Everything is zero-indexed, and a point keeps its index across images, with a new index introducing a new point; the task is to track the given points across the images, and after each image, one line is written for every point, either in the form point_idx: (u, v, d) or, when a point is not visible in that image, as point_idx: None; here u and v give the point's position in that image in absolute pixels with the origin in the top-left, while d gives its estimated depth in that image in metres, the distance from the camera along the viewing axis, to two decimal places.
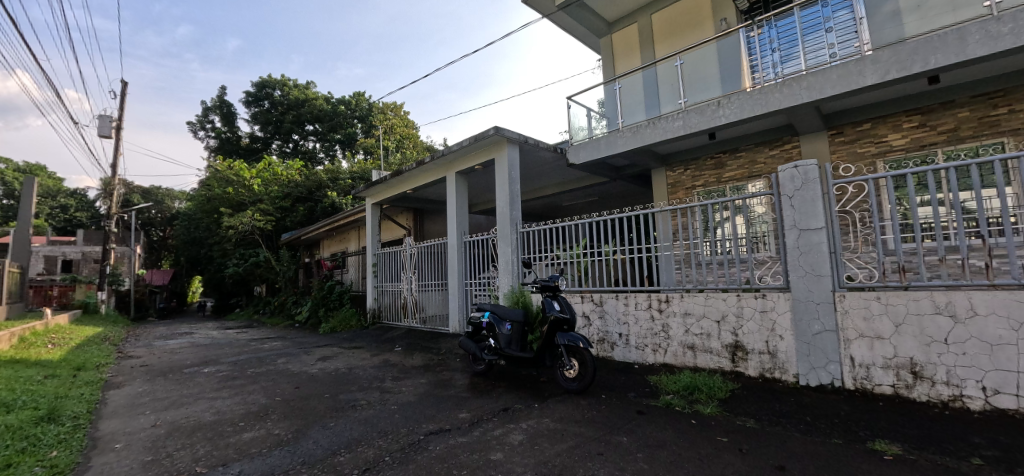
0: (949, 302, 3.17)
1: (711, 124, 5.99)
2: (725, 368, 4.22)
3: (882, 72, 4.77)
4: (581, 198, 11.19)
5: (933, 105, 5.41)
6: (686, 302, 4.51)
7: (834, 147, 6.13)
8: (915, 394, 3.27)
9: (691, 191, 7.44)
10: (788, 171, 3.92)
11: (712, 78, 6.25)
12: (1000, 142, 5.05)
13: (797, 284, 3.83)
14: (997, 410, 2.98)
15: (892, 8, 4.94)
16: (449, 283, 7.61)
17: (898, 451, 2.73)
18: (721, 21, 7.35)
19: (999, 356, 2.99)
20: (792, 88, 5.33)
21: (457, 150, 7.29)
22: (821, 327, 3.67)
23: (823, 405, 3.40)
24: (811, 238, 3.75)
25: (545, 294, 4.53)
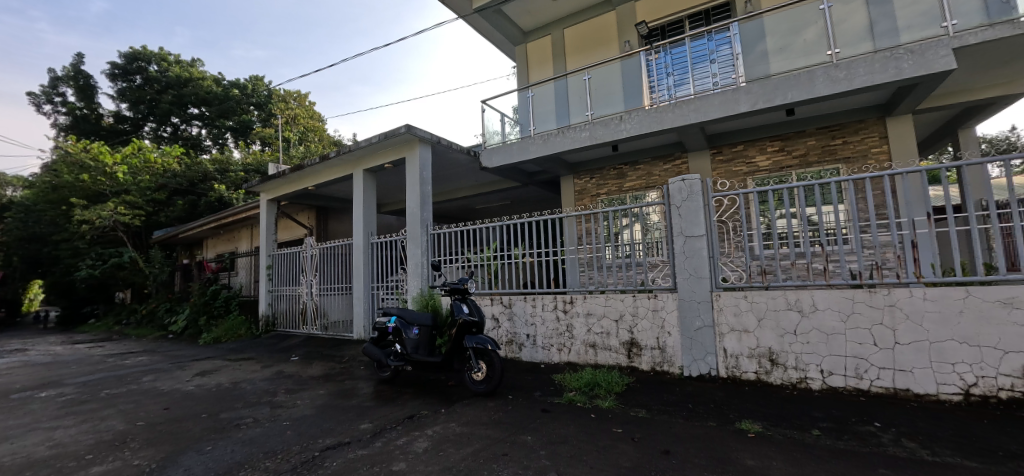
0: (798, 299, 3.75)
1: (614, 136, 6.44)
2: (621, 364, 4.53)
3: (753, 102, 5.52)
4: (495, 202, 11.35)
5: (790, 133, 6.40)
6: (588, 302, 4.77)
7: (715, 164, 6.95)
8: (772, 378, 3.81)
9: (596, 198, 7.93)
10: (676, 184, 4.32)
11: (617, 94, 6.73)
12: (836, 168, 6.12)
13: (682, 285, 4.23)
14: (830, 388, 3.60)
15: (762, 49, 5.71)
16: (355, 287, 7.18)
17: (759, 428, 3.14)
18: (625, 43, 7.95)
19: (833, 343, 3.61)
20: (683, 109, 5.94)
21: (366, 147, 6.91)
22: (701, 323, 4.10)
23: (703, 392, 3.81)
24: (695, 244, 4.18)
25: (454, 297, 4.47)
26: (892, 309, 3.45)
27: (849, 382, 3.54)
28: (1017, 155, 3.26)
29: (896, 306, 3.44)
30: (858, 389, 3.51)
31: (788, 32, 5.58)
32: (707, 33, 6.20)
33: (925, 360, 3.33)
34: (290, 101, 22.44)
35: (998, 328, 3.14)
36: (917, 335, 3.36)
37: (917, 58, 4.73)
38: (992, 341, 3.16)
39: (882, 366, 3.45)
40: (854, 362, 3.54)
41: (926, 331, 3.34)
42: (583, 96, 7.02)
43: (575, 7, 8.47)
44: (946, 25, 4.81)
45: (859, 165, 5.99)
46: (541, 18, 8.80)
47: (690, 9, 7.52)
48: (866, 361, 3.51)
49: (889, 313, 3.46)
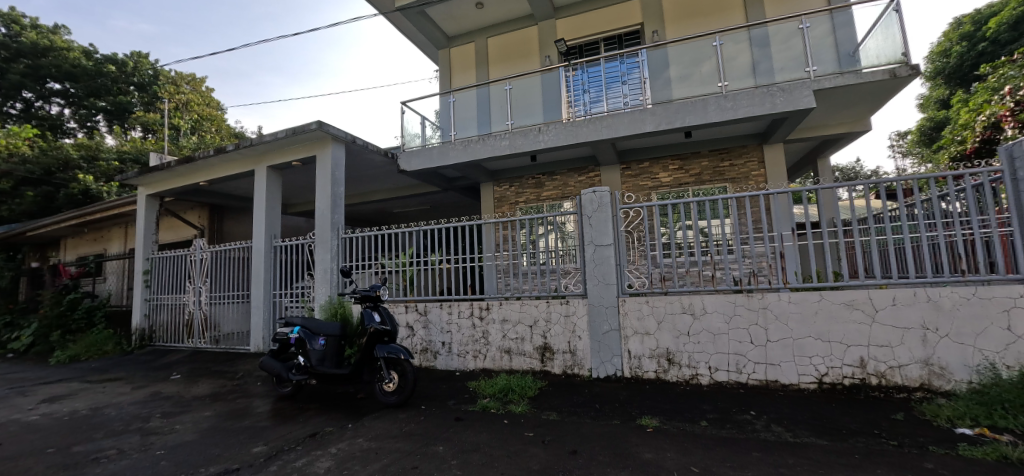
0: (691, 303, 4.14)
1: (533, 147, 6.65)
2: (535, 368, 4.64)
3: (657, 123, 6.04)
4: (414, 206, 11.10)
5: (687, 154, 7.11)
6: (504, 309, 4.83)
7: (624, 179, 7.48)
8: (669, 376, 4.16)
9: (515, 206, 8.11)
10: (588, 195, 4.54)
11: (537, 106, 6.95)
12: (723, 187, 6.91)
13: (592, 291, 4.45)
14: (716, 383, 4.02)
15: (666, 76, 6.26)
16: (254, 294, 6.54)
17: (657, 423, 3.39)
18: (545, 57, 8.27)
19: (719, 342, 4.03)
20: (597, 125, 6.32)
21: (271, 141, 6.35)
22: (608, 327, 4.36)
23: (609, 392, 4.04)
24: (603, 252, 4.42)
25: (365, 305, 4.27)
26: (764, 311, 3.96)
27: (731, 376, 3.99)
28: (858, 183, 3.90)
29: (768, 308, 3.95)
30: (739, 382, 3.97)
31: (688, 63, 6.19)
32: (620, 56, 6.62)
33: (789, 355, 3.86)
34: (181, 85, 20.43)
35: (842, 326, 3.75)
36: (784, 333, 3.89)
37: (787, 95, 5.52)
38: (837, 337, 3.75)
39: (757, 361, 3.94)
40: (735, 358, 3.99)
41: (790, 330, 3.87)
42: (505, 105, 7.13)
43: (499, 18, 8.65)
44: (809, 70, 5.67)
45: (742, 184, 6.82)
46: (465, 25, 8.84)
47: (605, 32, 8.06)
48: (744, 357, 3.97)
49: (762, 314, 3.96)
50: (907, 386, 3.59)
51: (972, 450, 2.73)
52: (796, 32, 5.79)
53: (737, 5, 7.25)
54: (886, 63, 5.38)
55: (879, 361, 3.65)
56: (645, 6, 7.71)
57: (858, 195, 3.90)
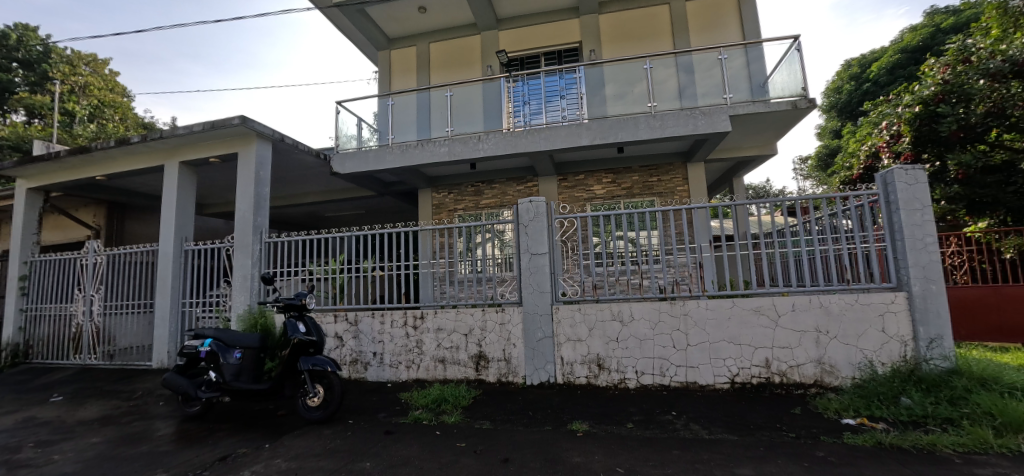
0: (620, 311, 4.34)
1: (473, 155, 6.68)
2: (469, 377, 4.61)
3: (592, 137, 6.32)
4: (347, 210, 10.65)
5: (620, 168, 7.50)
6: (439, 317, 4.76)
7: (560, 190, 7.72)
8: (599, 381, 4.32)
9: (454, 213, 8.08)
10: (525, 205, 4.62)
11: (478, 115, 6.99)
12: (652, 200, 7.37)
13: (527, 299, 4.52)
14: (642, 386, 4.23)
15: (602, 93, 6.58)
16: (159, 304, 5.89)
17: (587, 428, 3.50)
18: (487, 67, 8.35)
19: (646, 347, 4.26)
20: (535, 137, 6.48)
21: (186, 135, 5.80)
22: (542, 334, 4.44)
23: (542, 399, 4.11)
24: (539, 261, 4.51)
25: (289, 315, 4.00)
26: (685, 317, 4.24)
27: (656, 379, 4.23)
28: (766, 201, 4.31)
29: (688, 315, 4.24)
30: (663, 384, 4.21)
31: (621, 82, 6.56)
32: (559, 71, 6.84)
33: (706, 358, 4.17)
34: (78, 66, 18.05)
35: (750, 330, 4.12)
36: (702, 337, 4.19)
37: (707, 119, 6.02)
38: (747, 340, 4.12)
39: (678, 365, 4.21)
40: (659, 362, 4.24)
41: (707, 334, 4.19)
42: (446, 111, 7.09)
43: (442, 24, 8.62)
44: (725, 97, 6.23)
45: (668, 199, 7.32)
46: (407, 28, 8.70)
47: (545, 47, 8.32)
48: (668, 361, 4.23)
49: (683, 320, 4.24)
50: (804, 383, 4.01)
51: (854, 438, 3.12)
52: (715, 62, 6.35)
53: (665, 33, 7.83)
54: (790, 95, 6.04)
55: (781, 361, 4.06)
56: (583, 26, 8.08)
57: (766, 212, 4.31)
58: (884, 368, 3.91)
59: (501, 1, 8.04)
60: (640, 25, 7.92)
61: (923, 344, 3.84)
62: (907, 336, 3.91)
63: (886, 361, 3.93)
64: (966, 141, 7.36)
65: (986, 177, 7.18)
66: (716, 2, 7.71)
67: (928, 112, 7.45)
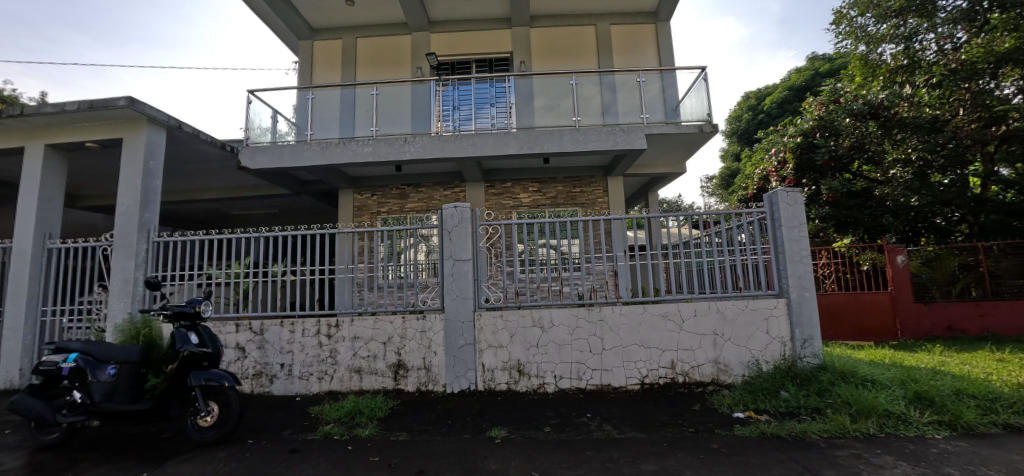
0: (540, 317, 4.44)
1: (398, 157, 6.51)
2: (387, 387, 4.44)
3: (519, 146, 6.45)
4: (258, 208, 9.80)
5: (546, 178, 7.73)
6: (356, 325, 4.52)
7: (487, 196, 7.78)
8: (519, 386, 4.38)
9: (377, 216, 7.79)
10: (449, 210, 4.57)
11: (406, 116, 6.81)
12: (575, 210, 7.69)
13: (449, 305, 4.45)
14: (560, 390, 4.37)
15: (531, 104, 6.76)
16: (9, 312, 4.94)
17: (506, 434, 3.52)
18: (417, 69, 8.21)
19: (565, 352, 4.40)
20: (463, 142, 6.48)
21: (56, 114, 4.96)
22: (464, 341, 4.40)
23: (462, 407, 4.07)
24: (462, 267, 4.47)
25: (178, 325, 3.56)
26: (600, 322, 4.45)
27: (573, 383, 4.38)
28: (678, 214, 4.62)
29: (604, 320, 4.45)
30: (580, 388, 4.38)
31: (549, 95, 6.78)
32: (490, 79, 6.92)
33: (619, 361, 4.41)
34: None
35: (659, 334, 4.43)
36: (616, 341, 4.42)
37: (626, 136, 6.43)
38: (656, 343, 4.42)
39: (594, 368, 4.40)
40: (577, 366, 4.40)
41: (621, 338, 4.43)
42: (372, 110, 6.82)
43: (371, 20, 8.33)
44: (642, 117, 6.69)
45: (589, 209, 7.69)
46: (333, 19, 8.27)
47: (477, 55, 8.37)
48: (584, 365, 4.40)
49: (599, 325, 4.44)
50: (703, 382, 4.40)
51: (743, 430, 3.47)
52: (635, 84, 6.81)
53: (590, 52, 8.27)
54: (697, 119, 6.66)
55: (685, 362, 4.41)
56: (515, 37, 8.26)
57: (678, 224, 4.58)
58: (768, 365, 4.41)
59: (433, 4, 7.96)
60: (569, 43, 8.29)
61: (798, 343, 4.40)
62: (786, 337, 4.45)
63: (769, 359, 4.44)
64: (835, 170, 8.59)
65: (850, 201, 8.47)
66: (636, 29, 8.33)
67: (808, 143, 8.66)
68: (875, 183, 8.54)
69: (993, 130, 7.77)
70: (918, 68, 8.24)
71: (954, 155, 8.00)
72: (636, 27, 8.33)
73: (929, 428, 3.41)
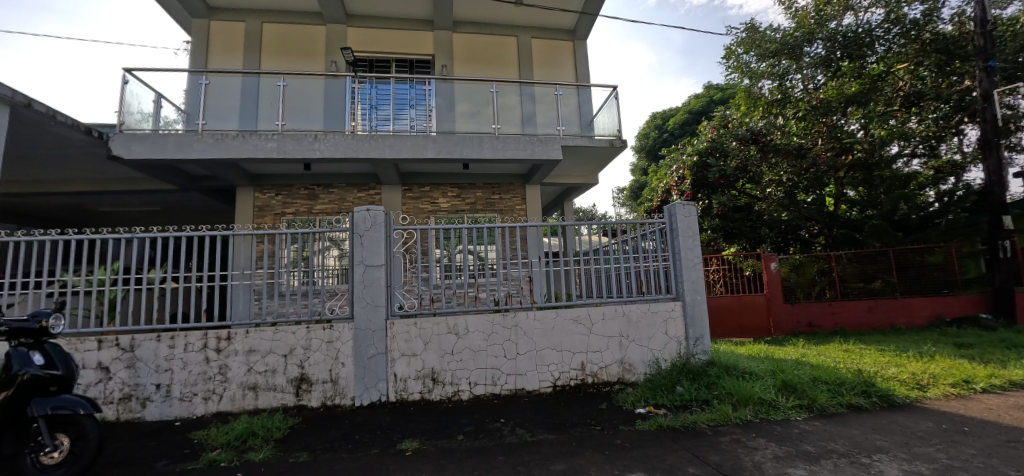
0: (455, 324, 4.39)
1: (306, 154, 6.07)
2: (287, 404, 4.08)
3: (438, 150, 6.38)
4: (132, 205, 8.51)
5: (465, 184, 7.73)
6: (251, 338, 4.09)
7: (404, 200, 7.56)
8: (433, 395, 4.28)
9: (280, 217, 7.18)
10: (361, 213, 4.34)
11: (316, 112, 6.38)
12: (493, 217, 7.77)
13: (359, 314, 4.22)
14: (474, 396, 4.35)
15: (452, 109, 6.73)
16: None
17: (417, 445, 3.40)
18: (331, 63, 7.76)
19: (480, 358, 4.40)
20: (379, 143, 6.25)
21: None
22: (375, 351, 4.20)
23: (371, 420, 3.87)
24: (374, 273, 4.26)
25: (17, 343, 2.92)
26: (515, 328, 4.51)
27: (488, 389, 4.39)
28: (591, 223, 4.85)
29: (518, 326, 4.52)
30: (494, 393, 4.40)
31: (471, 102, 6.79)
32: (410, 81, 6.78)
33: (533, 365, 4.51)
34: None
35: (570, 337, 4.62)
36: (530, 345, 4.52)
37: (543, 146, 6.67)
38: (567, 346, 4.60)
39: (509, 373, 4.45)
40: (491, 372, 4.41)
41: (534, 342, 4.53)
42: (277, 103, 6.29)
43: (279, 6, 7.70)
44: (558, 129, 6.97)
45: (507, 216, 7.82)
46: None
47: (397, 54, 8.15)
48: (499, 370, 4.44)
49: (514, 331, 4.51)
50: (610, 381, 4.66)
51: (643, 424, 3.73)
52: (553, 97, 7.07)
53: (512, 62, 8.47)
54: (608, 134, 7.11)
55: (594, 363, 4.65)
56: (437, 40, 8.18)
57: (593, 232, 4.85)
58: (666, 363, 4.79)
59: None
60: (490, 51, 8.41)
61: (691, 342, 4.85)
62: (681, 337, 4.88)
63: (668, 357, 4.83)
64: (724, 187, 9.70)
65: (734, 214, 9.61)
66: (555, 45, 8.71)
67: (702, 162, 9.68)
68: (755, 199, 9.77)
69: (842, 158, 9.32)
70: (789, 103, 9.64)
71: (814, 179, 9.42)
72: (556, 43, 8.71)
73: (792, 411, 3.97)
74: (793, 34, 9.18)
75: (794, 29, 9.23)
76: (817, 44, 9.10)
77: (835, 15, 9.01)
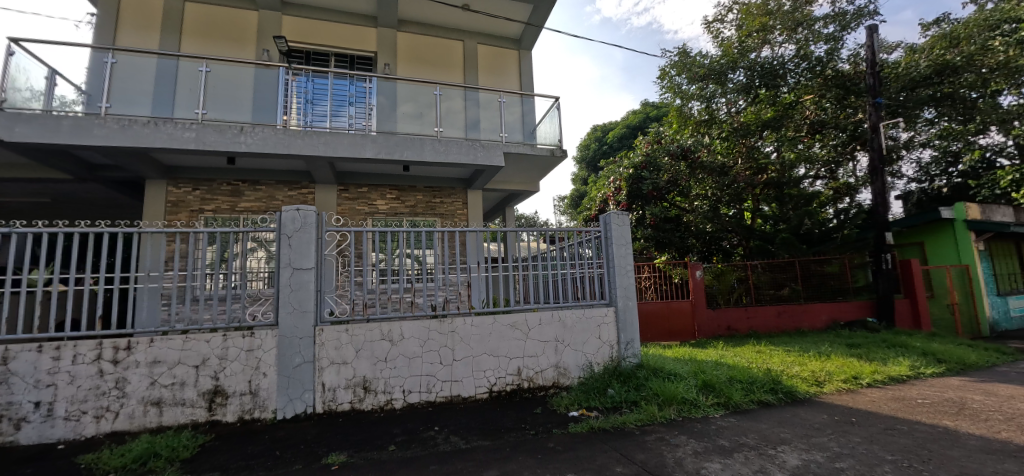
0: (390, 330, 4.26)
1: (230, 148, 5.62)
2: (198, 420, 3.72)
3: (377, 150, 6.19)
4: (11, 195, 7.37)
5: (405, 186, 7.56)
6: (157, 347, 3.69)
7: (340, 201, 7.24)
8: (364, 405, 4.11)
9: (198, 215, 6.58)
10: (289, 213, 4.09)
11: (244, 102, 5.94)
12: (433, 221, 7.66)
13: (284, 320, 3.96)
14: (408, 405, 4.24)
15: (393, 109, 6.56)
16: None
17: (344, 458, 3.23)
18: (263, 51, 7.28)
19: (415, 365, 4.30)
20: (313, 139, 5.94)
21: None
22: (301, 359, 3.95)
23: (294, 434, 3.63)
24: (303, 277, 4.02)
25: None
26: (451, 334, 4.46)
27: (422, 396, 4.30)
28: (531, 229, 4.93)
29: (455, 331, 4.47)
30: (429, 401, 4.31)
31: (414, 103, 6.66)
32: (349, 77, 6.51)
33: (469, 371, 4.48)
34: None
35: (507, 342, 4.64)
36: (467, 351, 4.49)
37: (485, 152, 6.69)
38: (503, 352, 4.63)
39: (444, 380, 4.39)
40: (426, 379, 4.33)
41: (471, 348, 4.50)
42: (199, 90, 5.80)
43: None
44: (501, 135, 7.04)
45: (448, 220, 7.75)
46: None
47: (337, 48, 7.81)
48: (434, 377, 4.36)
49: (450, 336, 4.45)
50: (545, 385, 4.75)
51: (575, 427, 3.84)
52: (497, 103, 7.13)
53: (457, 66, 8.45)
54: (550, 143, 7.29)
55: (530, 368, 4.71)
56: (381, 37, 7.96)
57: (533, 239, 4.93)
58: (599, 366, 4.97)
59: None
60: (436, 53, 8.32)
61: (623, 346, 5.07)
62: (613, 341, 5.08)
63: (600, 361, 5.01)
64: (656, 198, 10.28)
65: (665, 224, 10.26)
66: (501, 52, 8.81)
67: (637, 175, 10.28)
68: (684, 211, 10.42)
69: (759, 177, 10.22)
70: (714, 124, 10.61)
71: (734, 194, 10.23)
72: (501, 50, 8.81)
73: (711, 409, 4.28)
74: (719, 61, 10.03)
75: (720, 57, 10.07)
76: (740, 71, 9.99)
77: (755, 47, 9.91)
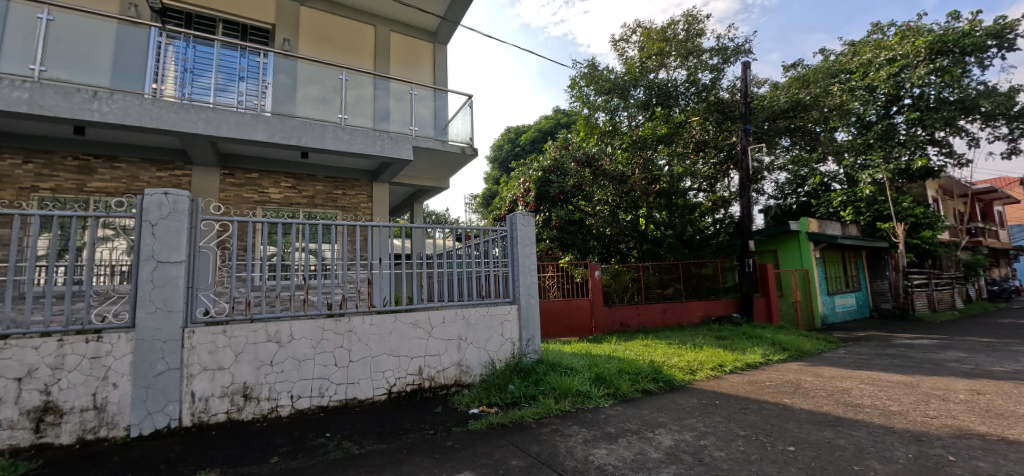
0: (277, 331, 3.91)
1: (79, 116, 4.71)
2: (20, 445, 3.07)
3: (270, 134, 5.64)
4: None
5: (303, 174, 6.98)
6: None
7: (223, 187, 6.45)
8: (243, 414, 3.73)
9: (29, 194, 5.40)
10: (154, 197, 3.54)
11: (101, 63, 5.00)
12: (334, 213, 7.19)
13: (142, 321, 3.42)
14: (296, 411, 3.95)
15: (293, 90, 6.02)
16: None
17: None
18: (130, 5, 6.24)
19: (305, 368, 4.01)
20: (191, 115, 5.22)
21: None
22: (164, 367, 3.46)
23: (154, 453, 3.18)
24: (169, 271, 3.52)
25: None
26: (348, 333, 4.24)
27: (313, 401, 4.03)
28: (440, 227, 4.90)
29: (352, 331, 4.26)
30: (320, 406, 4.06)
31: (318, 85, 6.18)
32: (240, 49, 5.89)
33: (367, 372, 4.31)
34: None
35: (408, 342, 4.55)
36: (365, 352, 4.30)
37: (394, 145, 6.48)
38: (405, 351, 4.53)
39: (338, 382, 4.16)
40: (318, 382, 4.06)
41: (369, 349, 4.33)
42: (35, 41, 4.76)
43: None
44: (412, 129, 6.85)
45: (351, 214, 7.34)
46: None
47: (225, 13, 6.95)
48: (327, 380, 4.11)
49: (347, 336, 4.23)
50: (446, 384, 4.74)
51: (475, 424, 3.89)
52: (408, 96, 6.91)
53: (367, 51, 8.03)
54: (462, 141, 7.27)
55: (431, 367, 4.67)
56: (281, 9, 7.25)
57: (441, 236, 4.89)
58: (500, 363, 5.10)
59: None
60: (344, 35, 7.83)
61: (524, 343, 5.26)
62: (515, 338, 5.24)
63: (502, 358, 5.13)
64: (562, 202, 10.86)
65: (570, 227, 10.88)
66: (415, 43, 8.57)
67: (544, 178, 10.81)
68: (586, 215, 11.02)
69: (652, 187, 11.16)
70: (616, 135, 11.56)
71: (631, 201, 10.91)
72: (415, 41, 8.57)
73: (601, 399, 4.64)
74: (622, 77, 10.95)
75: (624, 73, 10.98)
76: (639, 89, 10.97)
77: (653, 69, 10.95)
